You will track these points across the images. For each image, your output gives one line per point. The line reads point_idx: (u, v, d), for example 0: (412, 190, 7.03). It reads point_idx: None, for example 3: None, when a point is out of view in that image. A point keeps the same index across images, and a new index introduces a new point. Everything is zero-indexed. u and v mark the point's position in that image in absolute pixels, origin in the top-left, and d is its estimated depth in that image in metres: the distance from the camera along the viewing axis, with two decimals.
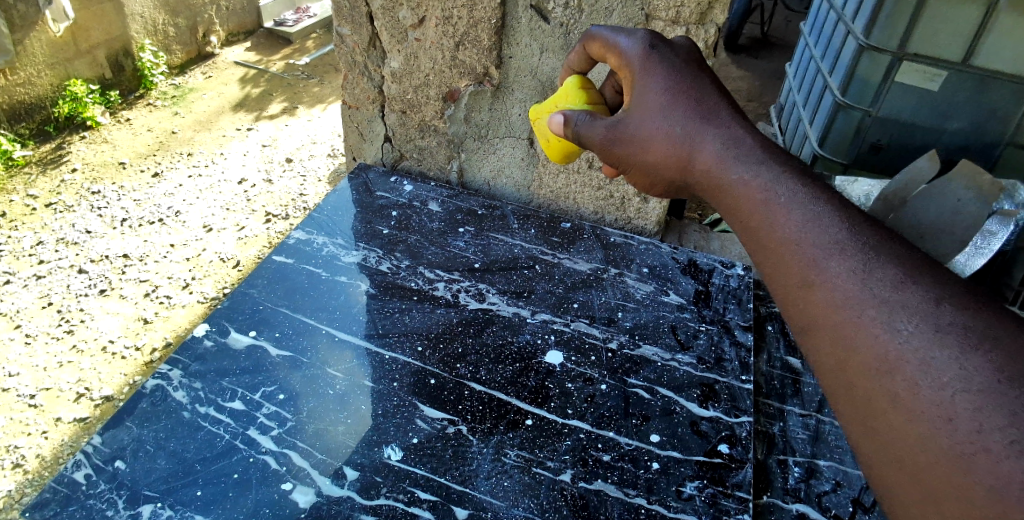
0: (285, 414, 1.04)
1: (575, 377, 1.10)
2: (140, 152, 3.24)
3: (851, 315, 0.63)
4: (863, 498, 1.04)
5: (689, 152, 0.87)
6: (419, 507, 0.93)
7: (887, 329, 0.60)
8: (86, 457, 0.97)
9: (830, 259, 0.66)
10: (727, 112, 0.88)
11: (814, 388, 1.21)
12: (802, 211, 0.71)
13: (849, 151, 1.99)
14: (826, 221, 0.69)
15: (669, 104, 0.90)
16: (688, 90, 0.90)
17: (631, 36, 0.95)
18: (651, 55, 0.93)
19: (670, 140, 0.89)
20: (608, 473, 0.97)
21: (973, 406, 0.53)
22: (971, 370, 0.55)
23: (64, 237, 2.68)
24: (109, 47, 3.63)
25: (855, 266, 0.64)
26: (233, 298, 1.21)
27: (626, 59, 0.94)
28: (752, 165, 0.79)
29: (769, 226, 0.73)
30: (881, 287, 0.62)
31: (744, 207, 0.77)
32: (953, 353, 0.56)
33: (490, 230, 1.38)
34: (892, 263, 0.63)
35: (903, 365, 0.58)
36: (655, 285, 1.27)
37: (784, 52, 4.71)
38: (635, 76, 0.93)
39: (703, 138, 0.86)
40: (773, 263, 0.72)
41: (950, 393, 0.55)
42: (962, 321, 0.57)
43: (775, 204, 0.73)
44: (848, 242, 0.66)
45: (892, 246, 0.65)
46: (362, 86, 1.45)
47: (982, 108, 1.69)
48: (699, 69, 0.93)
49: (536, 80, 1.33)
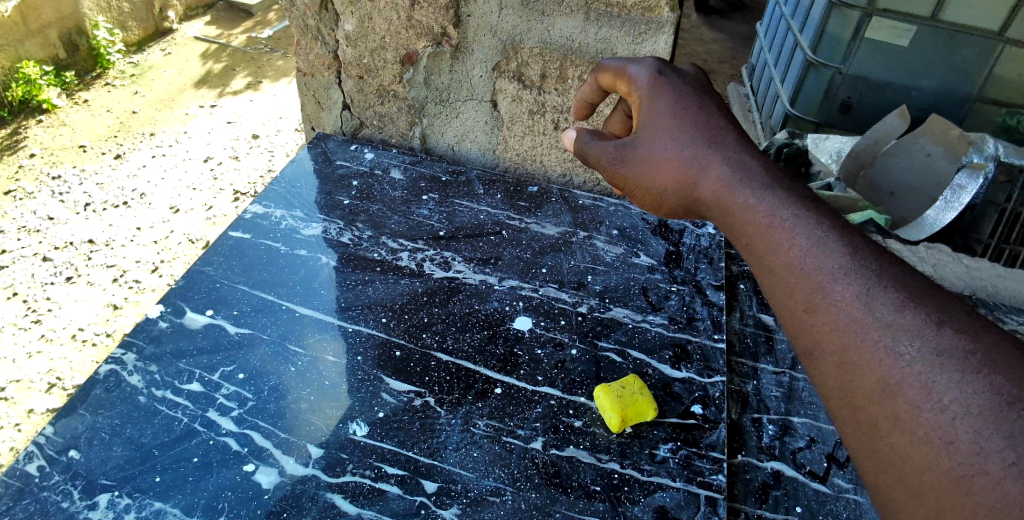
0: (245, 394, 1.00)
1: (545, 342, 1.07)
2: (100, 134, 3.12)
3: (856, 338, 0.64)
4: (837, 453, 1.04)
5: (698, 173, 0.87)
6: (387, 482, 0.90)
7: (890, 354, 0.62)
8: (38, 449, 0.93)
9: (835, 283, 0.68)
10: (733, 136, 0.89)
11: (787, 345, 1.20)
12: (806, 235, 0.73)
13: (821, 113, 2.49)
14: (830, 246, 0.70)
15: (677, 127, 0.91)
16: (695, 114, 0.91)
17: (641, 64, 0.98)
18: (660, 80, 0.95)
19: (678, 161, 0.89)
20: (580, 439, 0.95)
21: (973, 429, 0.56)
22: (971, 393, 0.57)
23: (24, 225, 2.58)
24: (61, 26, 3.47)
25: (858, 290, 0.66)
26: (188, 277, 1.16)
27: (635, 85, 0.97)
28: (758, 189, 0.81)
29: (775, 249, 0.74)
30: (883, 312, 0.64)
31: (749, 230, 0.79)
32: (953, 376, 0.58)
33: (454, 196, 1.33)
34: (895, 287, 0.65)
35: (906, 389, 0.60)
36: (625, 247, 1.24)
37: (753, 11, 4.68)
38: (644, 102, 0.95)
39: (709, 162, 0.87)
40: (779, 287, 0.73)
41: (951, 417, 0.57)
42: (962, 345, 0.59)
43: (779, 229, 0.75)
44: (852, 267, 0.68)
45: (894, 270, 0.67)
46: (317, 52, 1.38)
47: (948, 66, 2.20)
48: (706, 95, 0.95)
49: (496, 38, 1.29)
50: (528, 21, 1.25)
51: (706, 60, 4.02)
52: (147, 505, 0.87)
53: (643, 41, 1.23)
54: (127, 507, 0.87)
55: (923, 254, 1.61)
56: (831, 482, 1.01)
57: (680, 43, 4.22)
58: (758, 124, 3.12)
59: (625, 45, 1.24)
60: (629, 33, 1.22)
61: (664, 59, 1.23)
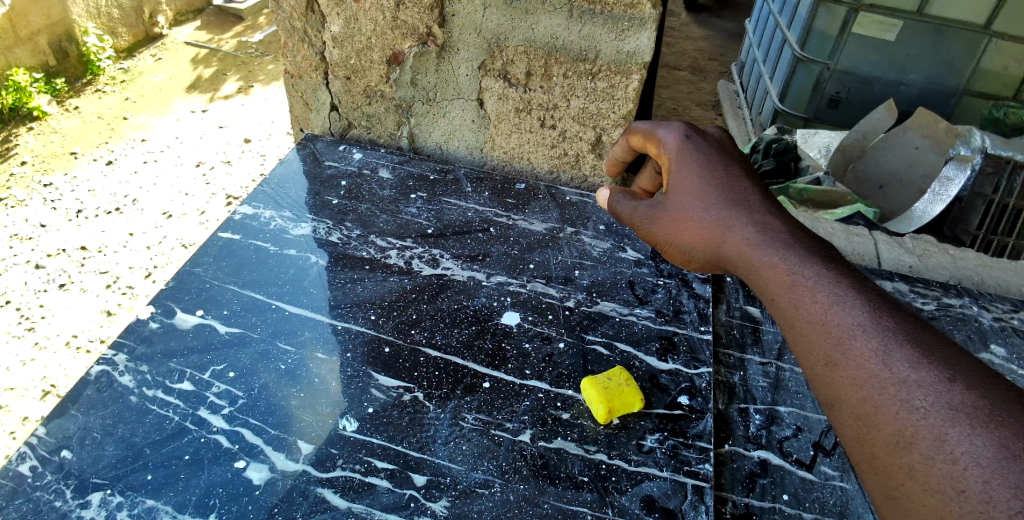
0: (236, 391, 1.00)
1: (533, 336, 1.08)
2: (91, 140, 3.12)
3: (873, 392, 0.71)
4: (823, 442, 1.06)
5: (724, 233, 0.92)
6: (377, 476, 0.91)
7: (905, 407, 0.68)
8: (30, 450, 0.93)
9: (853, 339, 0.75)
10: (756, 198, 0.95)
11: (773, 335, 1.21)
12: (826, 293, 0.79)
13: (808, 107, 2.67)
14: (848, 305, 0.77)
15: (702, 188, 0.96)
16: (720, 177, 0.97)
17: (669, 128, 1.04)
18: (686, 144, 1.01)
19: (704, 220, 0.94)
20: (568, 431, 0.96)
21: (982, 479, 0.61)
22: (979, 446, 0.62)
23: (17, 233, 2.57)
24: (50, 32, 3.46)
25: (875, 347, 0.73)
26: (178, 278, 1.16)
27: (663, 147, 1.03)
28: (780, 247, 0.87)
29: (797, 306, 0.81)
30: (899, 368, 0.71)
31: (771, 286, 0.85)
32: (963, 430, 0.64)
33: (443, 195, 1.35)
34: (908, 345, 0.72)
35: (919, 441, 0.66)
36: (612, 242, 1.26)
37: (742, 10, 4.72)
38: (672, 163, 1.01)
39: (734, 222, 0.92)
40: (802, 343, 0.79)
41: (961, 467, 0.63)
42: (971, 401, 0.65)
43: (801, 286, 0.82)
44: (869, 324, 0.75)
45: (908, 328, 0.74)
46: (303, 54, 1.38)
47: (935, 62, 2.40)
48: (731, 158, 1.01)
49: (481, 37, 1.30)
50: (513, 20, 1.27)
51: (696, 57, 4.04)
52: (139, 503, 0.88)
53: (626, 38, 1.25)
54: (119, 504, 0.88)
55: (910, 245, 1.63)
56: (817, 470, 1.02)
57: (670, 41, 4.24)
58: (748, 121, 3.17)
59: (608, 42, 1.26)
60: (612, 30, 1.24)
61: (649, 55, 1.25)
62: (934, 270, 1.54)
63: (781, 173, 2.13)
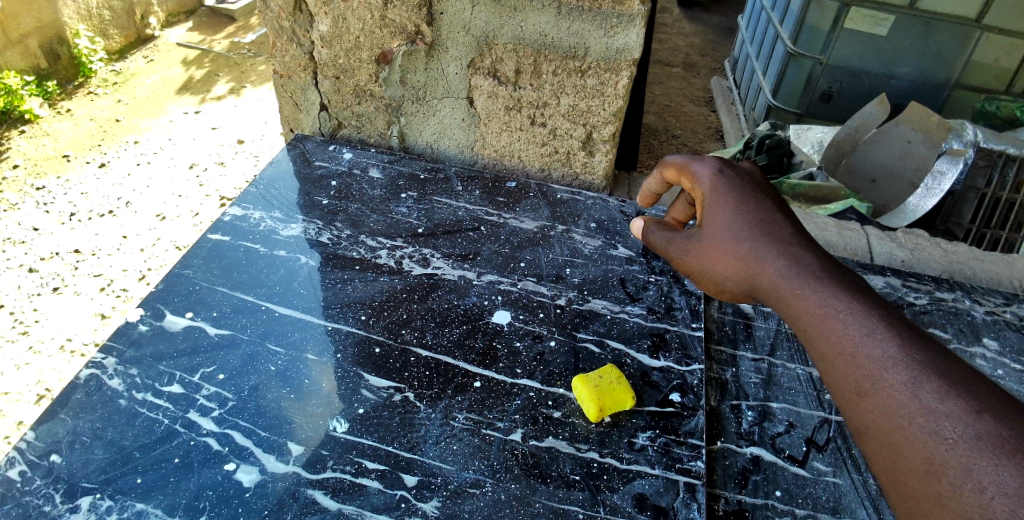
0: (226, 394, 1.00)
1: (523, 335, 1.08)
2: (83, 143, 3.10)
3: (903, 422, 0.72)
4: (816, 437, 1.06)
5: (755, 266, 0.92)
6: (367, 477, 0.91)
7: (934, 437, 0.69)
8: (19, 454, 0.93)
9: (884, 371, 0.75)
10: (787, 229, 0.94)
11: (765, 331, 1.21)
12: (856, 324, 0.79)
13: (801, 103, 2.67)
14: (878, 335, 0.77)
15: (734, 221, 0.96)
16: (753, 210, 0.96)
17: (702, 162, 1.03)
18: (720, 179, 1.00)
19: (737, 253, 0.94)
20: (559, 430, 0.96)
21: (1008, 509, 0.62)
22: (1008, 476, 0.63)
23: (9, 236, 2.56)
24: (41, 35, 3.43)
25: (905, 378, 0.73)
26: (168, 280, 1.16)
27: (697, 182, 1.02)
28: (810, 279, 0.87)
29: (827, 337, 0.81)
30: (928, 399, 0.71)
31: (802, 318, 0.85)
32: (990, 460, 0.65)
33: (434, 194, 1.34)
34: (936, 376, 0.72)
35: (948, 470, 0.67)
36: (603, 240, 1.26)
37: (734, 6, 4.73)
38: (705, 200, 1.00)
39: (765, 255, 0.92)
40: (832, 374, 0.79)
41: (989, 496, 0.63)
42: (1000, 433, 0.66)
43: (832, 317, 0.82)
44: (899, 356, 0.75)
45: (937, 360, 0.74)
46: (292, 54, 1.37)
47: (925, 57, 2.41)
48: (762, 190, 1.00)
49: (470, 35, 1.29)
50: (501, 17, 1.26)
51: (689, 54, 4.04)
52: (129, 506, 0.87)
53: (615, 35, 1.24)
54: (109, 508, 0.87)
55: (902, 239, 1.63)
56: (810, 465, 1.02)
57: (662, 38, 4.24)
58: (742, 117, 3.17)
59: (597, 39, 1.25)
60: (601, 27, 1.24)
61: (639, 51, 1.25)
62: (926, 264, 1.54)
63: (774, 169, 2.13)
